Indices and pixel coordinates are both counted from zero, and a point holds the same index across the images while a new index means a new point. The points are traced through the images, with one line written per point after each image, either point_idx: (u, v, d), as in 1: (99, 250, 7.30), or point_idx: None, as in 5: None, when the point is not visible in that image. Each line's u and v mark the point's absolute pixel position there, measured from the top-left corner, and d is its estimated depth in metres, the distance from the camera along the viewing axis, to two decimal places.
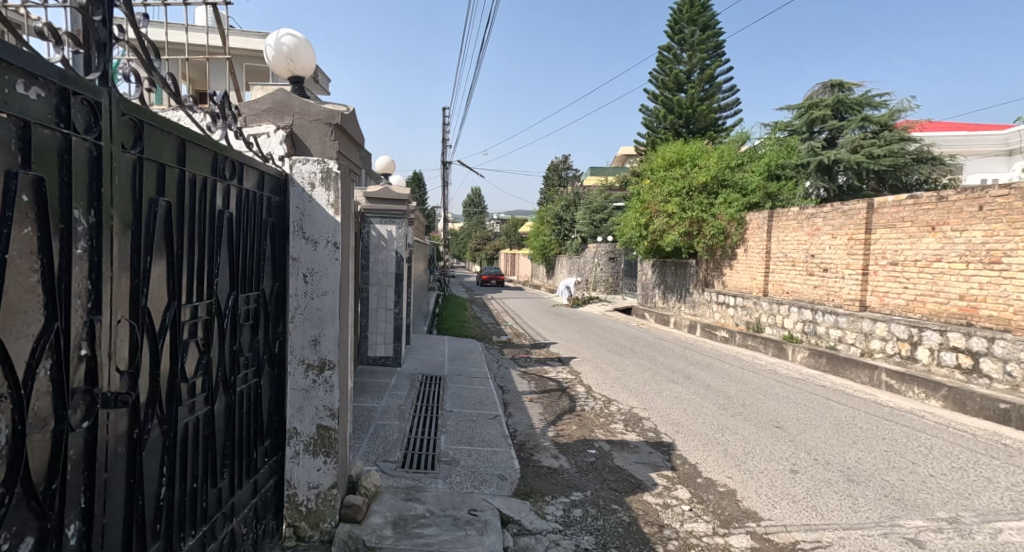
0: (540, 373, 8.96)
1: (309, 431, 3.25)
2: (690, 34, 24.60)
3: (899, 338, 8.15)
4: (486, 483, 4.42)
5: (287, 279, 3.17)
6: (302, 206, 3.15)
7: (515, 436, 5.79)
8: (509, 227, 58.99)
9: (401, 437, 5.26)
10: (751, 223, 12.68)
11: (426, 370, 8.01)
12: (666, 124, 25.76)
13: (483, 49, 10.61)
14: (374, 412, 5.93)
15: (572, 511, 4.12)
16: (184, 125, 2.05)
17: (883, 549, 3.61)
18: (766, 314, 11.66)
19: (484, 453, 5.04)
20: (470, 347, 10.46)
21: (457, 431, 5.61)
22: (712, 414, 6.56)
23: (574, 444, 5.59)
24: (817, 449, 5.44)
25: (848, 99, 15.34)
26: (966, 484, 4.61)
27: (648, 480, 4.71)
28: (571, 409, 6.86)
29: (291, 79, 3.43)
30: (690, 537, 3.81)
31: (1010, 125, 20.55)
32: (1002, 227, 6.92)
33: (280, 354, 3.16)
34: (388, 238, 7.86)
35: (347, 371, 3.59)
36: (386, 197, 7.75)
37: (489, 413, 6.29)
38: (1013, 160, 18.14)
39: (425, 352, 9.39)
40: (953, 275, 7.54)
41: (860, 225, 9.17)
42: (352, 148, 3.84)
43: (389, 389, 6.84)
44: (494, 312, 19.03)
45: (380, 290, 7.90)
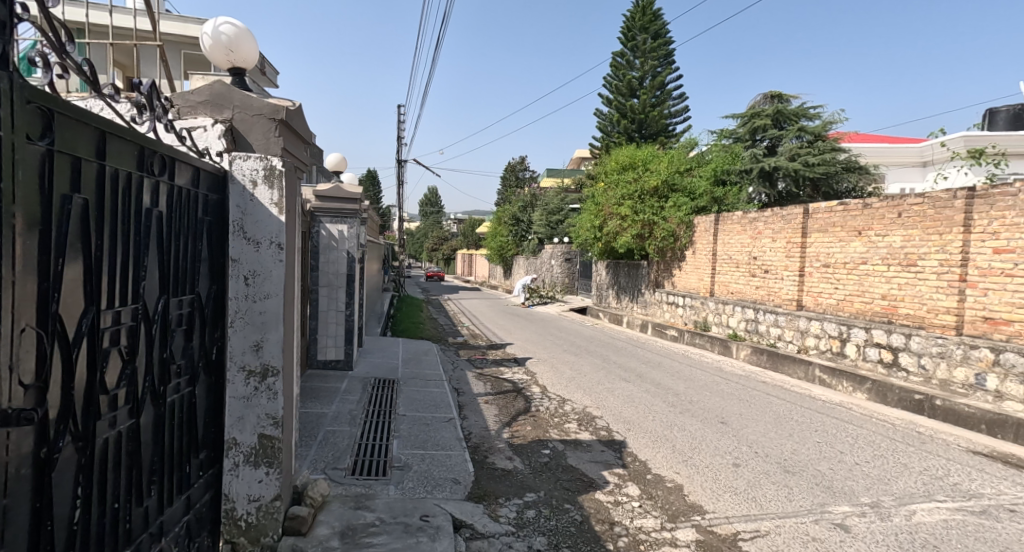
0: (495, 374, 8.99)
1: (249, 441, 3.16)
2: (642, 42, 25.30)
3: (830, 336, 8.59)
4: (440, 487, 4.41)
5: (228, 282, 3.08)
6: (243, 205, 3.08)
7: (470, 439, 5.79)
8: (465, 228, 58.56)
9: (352, 443, 5.18)
10: (699, 226, 13.06)
11: (379, 373, 7.91)
12: (619, 128, 26.27)
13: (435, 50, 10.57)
14: (324, 418, 5.82)
15: (525, 512, 4.16)
16: (104, 117, 1.97)
17: (814, 535, 3.80)
18: (712, 313, 12.08)
19: (438, 457, 5.03)
20: (426, 349, 10.38)
21: (411, 435, 5.56)
22: (661, 412, 6.74)
23: (528, 445, 5.63)
24: (758, 442, 5.66)
25: (787, 109, 15.94)
26: (886, 470, 4.91)
27: (600, 479, 4.79)
28: (526, 409, 6.92)
29: (232, 70, 3.34)
30: (639, 533, 3.90)
31: (924, 140, 22.05)
32: (918, 232, 7.38)
33: (219, 359, 3.06)
34: (339, 238, 7.67)
35: (292, 377, 3.52)
36: (338, 196, 7.58)
37: (443, 416, 6.26)
38: (927, 171, 19.41)
39: (380, 355, 9.24)
40: (877, 276, 8.01)
41: (797, 229, 9.61)
42: (299, 145, 3.78)
43: (341, 393, 6.71)
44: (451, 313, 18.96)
45: (331, 291, 7.70)
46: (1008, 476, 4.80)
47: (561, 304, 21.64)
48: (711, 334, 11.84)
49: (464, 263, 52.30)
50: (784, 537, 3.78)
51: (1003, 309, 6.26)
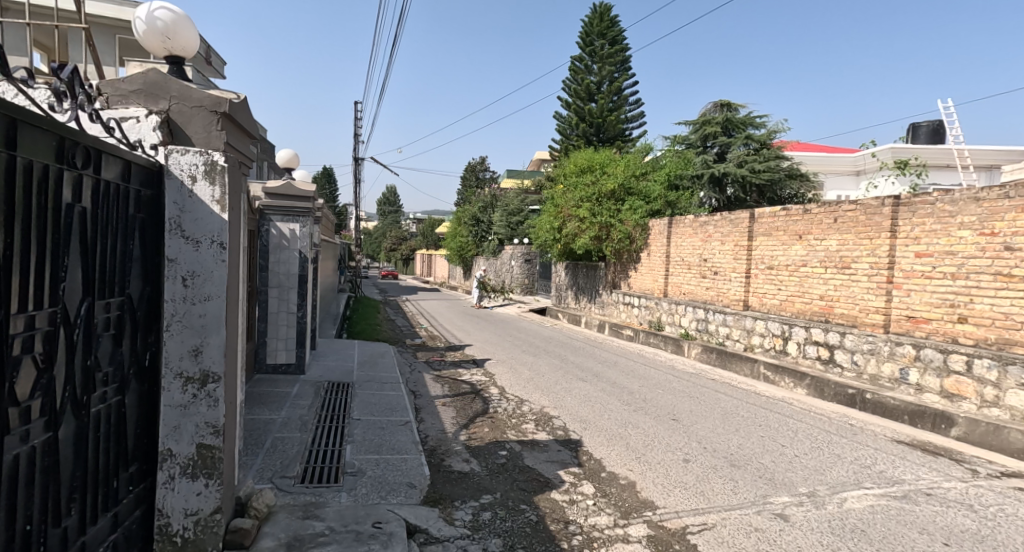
0: (452, 376, 8.88)
1: (187, 452, 2.96)
2: (600, 47, 25.69)
3: (774, 334, 8.88)
4: (394, 492, 4.31)
5: (163, 283, 2.87)
6: (181, 201, 2.87)
7: (426, 442, 5.69)
8: (424, 228, 58.00)
9: (302, 450, 5.00)
10: (655, 229, 13.31)
11: (333, 376, 7.70)
12: (578, 132, 26.51)
13: (392, 47, 10.37)
14: (272, 424, 5.61)
15: (480, 515, 4.11)
16: (15, 105, 1.81)
17: (757, 526, 3.89)
18: (665, 313, 12.33)
19: (393, 461, 4.92)
20: (382, 351, 10.15)
21: (365, 440, 5.42)
22: (616, 411, 6.81)
23: (484, 446, 5.58)
24: (706, 438, 5.78)
25: (735, 118, 16.55)
26: (821, 461, 5.10)
27: (555, 478, 4.79)
28: (484, 411, 6.85)
29: (168, 58, 3.17)
30: (593, 530, 3.91)
31: (857, 151, 23.11)
32: (851, 237, 7.70)
33: (152, 366, 2.86)
34: (291, 237, 7.40)
35: (236, 385, 3.32)
36: (290, 194, 7.28)
37: (399, 419, 6.14)
38: (860, 179, 20.17)
39: (334, 358, 9.00)
40: (815, 278, 8.30)
41: (744, 233, 9.90)
42: (247, 139, 3.60)
43: (291, 398, 6.49)
44: (407, 314, 18.68)
45: (282, 292, 7.44)
46: (930, 462, 5.06)
47: (519, 304, 21.70)
48: (665, 333, 12.07)
49: (422, 263, 51.81)
50: (730, 529, 3.86)
51: (923, 308, 6.62)
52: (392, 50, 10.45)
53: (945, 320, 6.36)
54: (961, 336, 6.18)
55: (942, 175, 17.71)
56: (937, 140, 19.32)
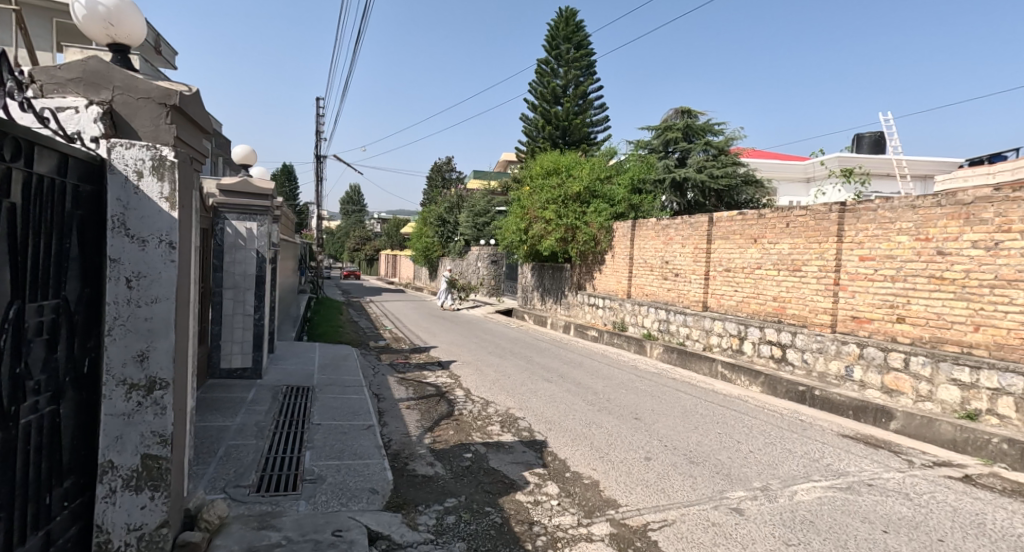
0: (418, 378, 8.97)
1: (130, 463, 2.85)
2: (566, 52, 26.12)
3: (730, 334, 9.31)
4: (356, 499, 4.33)
5: (106, 284, 2.78)
6: (125, 198, 2.80)
7: (390, 446, 5.78)
8: (390, 228, 57.59)
9: (258, 458, 4.94)
10: (619, 231, 13.70)
11: (292, 381, 7.66)
12: (544, 134, 26.85)
13: (357, 46, 10.34)
14: (226, 431, 5.52)
15: (444, 519, 4.17)
16: None
17: (714, 520, 4.13)
18: (629, 314, 12.71)
19: (355, 466, 4.96)
20: (345, 354, 10.17)
21: (326, 446, 5.43)
22: (581, 410, 7.07)
23: (450, 449, 5.71)
24: (667, 436, 6.08)
25: (694, 125, 17.01)
26: (774, 456, 5.45)
27: (520, 480, 4.93)
28: (450, 413, 7.00)
29: (112, 46, 3.09)
30: (557, 531, 4.03)
31: (808, 159, 24.21)
32: (802, 241, 8.15)
33: (92, 373, 2.77)
34: (248, 236, 7.34)
35: (185, 390, 3.24)
36: (245, 191, 7.27)
37: (361, 424, 6.19)
38: (810, 186, 21.14)
39: (294, 361, 8.96)
40: (769, 280, 8.74)
41: (703, 236, 10.34)
42: (199, 136, 3.47)
43: (247, 404, 6.42)
44: (373, 316, 18.63)
45: (237, 293, 7.35)
46: (870, 455, 5.47)
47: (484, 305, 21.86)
48: (628, 333, 12.44)
49: (386, 263, 51.47)
50: (688, 524, 4.09)
51: (866, 309, 7.09)
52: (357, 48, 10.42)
53: (885, 320, 6.84)
54: (900, 334, 6.66)
55: (884, 185, 18.74)
56: (879, 151, 20.47)
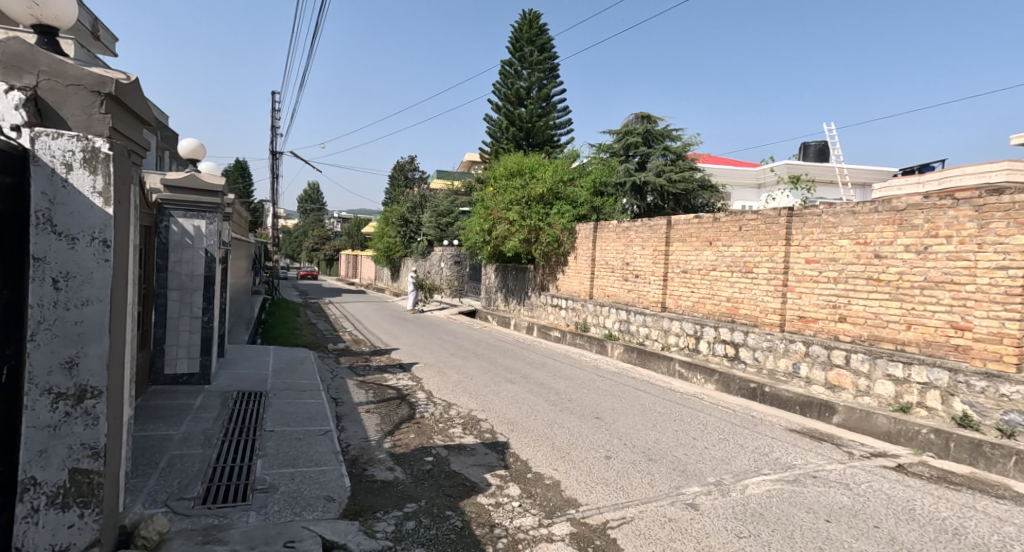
0: (378, 381, 8.90)
1: (55, 479, 2.71)
2: (529, 54, 26.35)
3: (687, 334, 9.58)
4: (311, 508, 4.26)
5: (30, 284, 2.66)
6: (53, 192, 2.71)
7: (348, 451, 5.68)
8: (350, 228, 56.67)
9: (203, 468, 4.75)
10: (581, 233, 13.89)
11: (243, 386, 7.38)
12: (507, 135, 26.93)
13: (314, 41, 10.17)
14: (169, 441, 5.28)
15: (403, 525, 4.14)
16: None
17: (671, 516, 4.27)
18: (591, 314, 12.90)
19: (312, 474, 4.87)
20: (301, 358, 9.99)
21: (279, 453, 5.29)
22: (542, 411, 7.16)
23: (410, 453, 5.67)
24: (626, 434, 6.23)
25: (654, 130, 17.51)
26: (727, 451, 5.66)
27: (482, 482, 4.95)
28: (410, 417, 6.94)
29: (37, 28, 3.03)
30: (518, 532, 4.07)
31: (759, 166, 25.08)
32: (753, 244, 8.45)
33: (12, 382, 2.65)
34: (195, 235, 7.07)
35: (122, 399, 3.12)
36: (192, 187, 7.00)
37: (318, 429, 6.07)
38: (761, 191, 21.87)
39: (246, 366, 8.69)
40: (723, 282, 9.02)
41: (662, 239, 10.59)
42: (137, 126, 3.38)
43: (193, 411, 6.15)
44: (331, 317, 18.36)
45: (184, 294, 7.07)
46: (815, 447, 5.74)
47: (445, 307, 21.71)
48: (590, 334, 12.63)
49: (346, 263, 50.56)
50: (646, 520, 4.20)
51: (811, 309, 7.42)
52: (313, 43, 10.24)
53: (828, 320, 7.17)
54: (841, 333, 7.00)
55: (828, 191, 19.56)
56: (824, 159, 21.43)
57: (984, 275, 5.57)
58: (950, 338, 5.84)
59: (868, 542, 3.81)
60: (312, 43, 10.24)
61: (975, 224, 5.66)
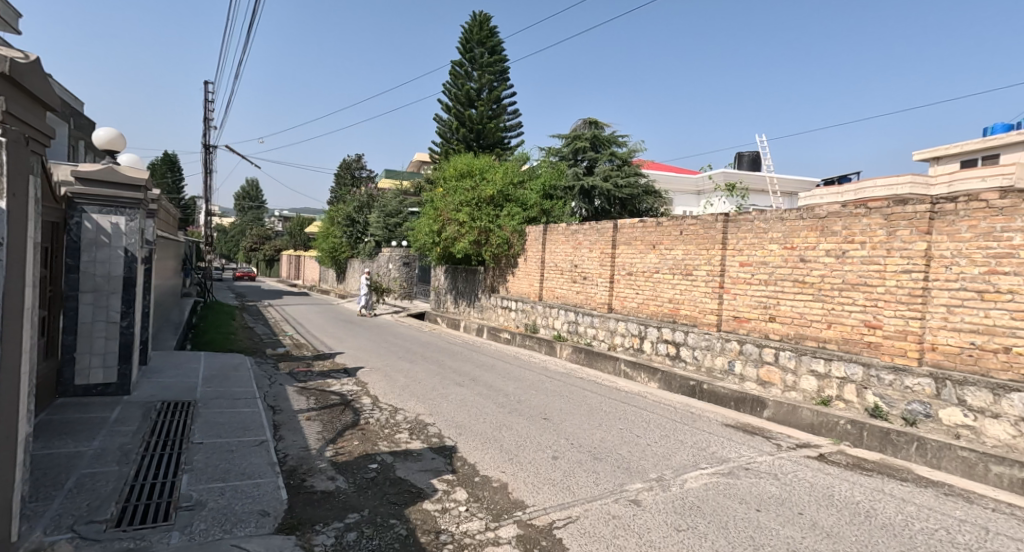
0: (320, 386, 8.70)
1: None
2: (480, 56, 26.50)
3: (632, 334, 9.87)
4: (242, 523, 4.04)
5: None
6: None
7: (285, 462, 5.40)
8: (293, 228, 55.07)
9: (118, 487, 4.38)
10: (531, 235, 14.05)
11: (167, 395, 6.87)
12: (458, 136, 26.88)
13: (250, 31, 9.84)
14: (79, 459, 4.79)
15: (345, 536, 4.04)
16: None
17: (615, 514, 4.40)
18: (540, 316, 13.07)
19: (245, 488, 4.59)
20: (235, 365, 9.52)
21: (207, 467, 4.95)
22: (491, 413, 7.24)
23: (353, 460, 5.50)
24: (573, 434, 6.39)
25: (602, 135, 17.91)
26: (668, 447, 5.89)
27: (428, 488, 4.92)
28: (354, 423, 6.77)
29: None
30: (464, 537, 4.08)
31: (700, 173, 26.09)
32: (694, 248, 8.78)
33: None
34: (112, 233, 6.41)
35: (19, 415, 2.99)
36: (108, 179, 6.31)
37: (253, 440, 5.72)
38: (700, 198, 22.71)
39: (173, 373, 8.17)
40: (666, 284, 9.32)
41: (608, 242, 10.86)
42: (35, 112, 3.28)
43: (108, 426, 5.59)
44: (271, 321, 17.85)
45: (98, 298, 6.36)
46: (748, 441, 6.05)
47: (394, 309, 21.41)
48: (540, 335, 12.79)
49: (286, 263, 49.22)
50: (591, 519, 4.31)
51: (745, 310, 7.79)
52: (251, 34, 9.92)
53: (760, 319, 7.56)
54: (771, 332, 7.39)
55: (760, 198, 20.54)
56: (758, 169, 22.64)
57: (891, 278, 6.02)
58: (864, 335, 6.28)
59: (793, 529, 4.05)
60: (250, 34, 9.92)
61: (885, 232, 6.11)
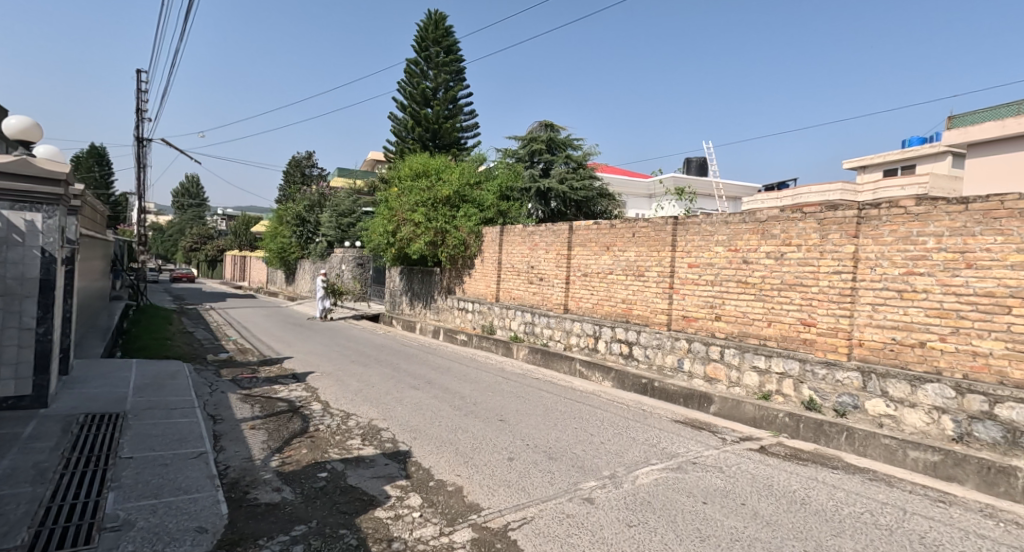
0: (266, 393, 8.47)
1: None
2: (435, 55, 26.41)
3: (587, 334, 10.04)
4: (176, 542, 3.92)
5: None
6: None
7: (226, 474, 5.25)
8: (238, 228, 53.30)
9: (34, 511, 4.16)
10: (487, 237, 14.09)
11: (92, 407, 6.55)
12: (413, 136, 26.64)
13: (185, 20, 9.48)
14: None
15: (292, 549, 3.98)
16: None
17: (569, 512, 4.49)
18: (497, 317, 13.14)
19: (180, 504, 4.44)
20: (172, 372, 9.16)
21: (138, 483, 4.75)
22: (446, 416, 7.24)
23: (301, 470, 5.40)
24: (529, 435, 6.46)
25: (558, 138, 18.12)
26: (621, 444, 6.04)
27: (381, 494, 4.89)
28: (303, 430, 6.64)
29: None
30: (418, 543, 4.09)
31: (651, 176, 26.77)
32: (645, 249, 9.02)
33: None
34: (27, 233, 6.06)
35: None
36: (22, 173, 5.99)
37: (190, 452, 5.51)
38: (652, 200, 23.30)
39: (99, 383, 7.76)
40: (619, 284, 9.52)
41: (564, 243, 11.02)
42: None
43: (24, 442, 5.32)
44: (214, 325, 17.23)
45: (11, 303, 6.01)
46: (696, 436, 6.27)
47: (349, 311, 21.09)
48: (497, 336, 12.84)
49: (231, 264, 47.57)
50: (546, 519, 4.39)
51: (693, 309, 8.05)
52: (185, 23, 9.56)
53: (707, 318, 7.83)
54: (717, 331, 7.67)
55: (708, 203, 21.24)
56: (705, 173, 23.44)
57: (825, 278, 6.36)
58: (800, 332, 6.59)
59: (737, 519, 4.24)
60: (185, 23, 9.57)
61: (818, 235, 6.45)
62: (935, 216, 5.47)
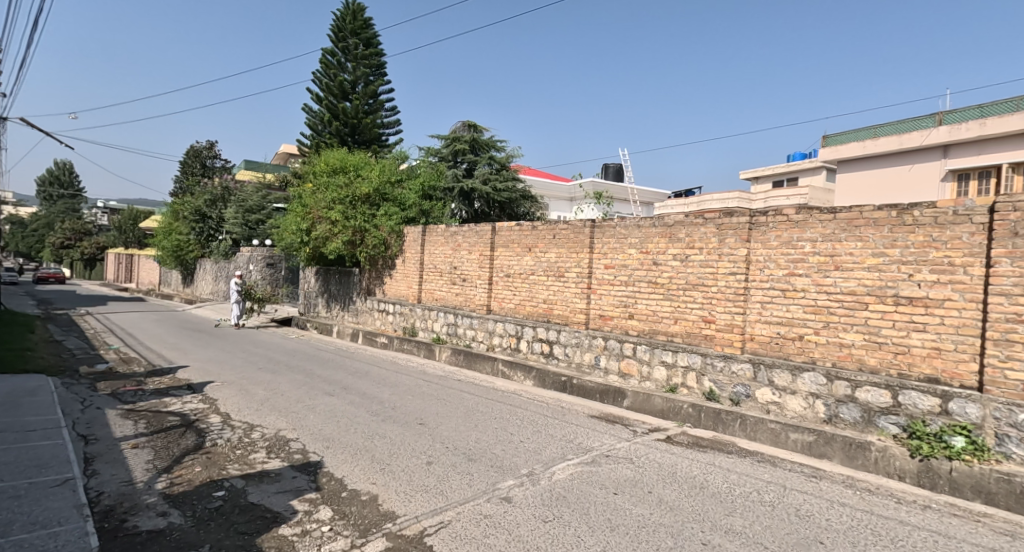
0: (154, 408, 7.93)
1: None
2: (354, 47, 25.80)
3: (510, 334, 10.19)
4: None
5: None
6: None
7: (99, 502, 4.89)
8: (126, 223, 49.12)
9: None
10: (410, 236, 13.92)
11: None
12: (331, 129, 25.82)
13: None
14: None
15: None
16: None
17: (486, 513, 4.58)
18: (419, 318, 13.03)
19: (36, 540, 4.07)
20: (32, 389, 8.33)
21: None
22: (363, 422, 7.13)
23: (193, 491, 5.13)
24: (449, 437, 6.48)
25: (481, 139, 18.21)
26: (539, 442, 6.21)
27: (286, 510, 4.76)
28: (196, 447, 6.29)
29: None
30: None
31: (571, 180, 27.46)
32: (565, 251, 9.28)
33: None
34: None
35: None
36: None
37: (51, 480, 5.09)
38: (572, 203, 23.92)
39: None
40: (541, 284, 9.72)
41: (487, 244, 11.11)
42: None
43: None
44: (96, 333, 15.82)
45: None
46: (609, 430, 6.54)
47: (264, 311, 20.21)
48: (418, 338, 12.75)
49: (115, 264, 43.48)
50: (463, 521, 4.46)
51: (609, 308, 8.37)
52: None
53: (621, 317, 8.17)
54: (630, 328, 8.02)
55: (624, 207, 22.05)
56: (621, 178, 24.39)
57: (722, 278, 6.82)
58: (702, 328, 7.04)
59: (644, 507, 4.49)
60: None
61: (716, 238, 6.92)
62: (811, 224, 6.02)
